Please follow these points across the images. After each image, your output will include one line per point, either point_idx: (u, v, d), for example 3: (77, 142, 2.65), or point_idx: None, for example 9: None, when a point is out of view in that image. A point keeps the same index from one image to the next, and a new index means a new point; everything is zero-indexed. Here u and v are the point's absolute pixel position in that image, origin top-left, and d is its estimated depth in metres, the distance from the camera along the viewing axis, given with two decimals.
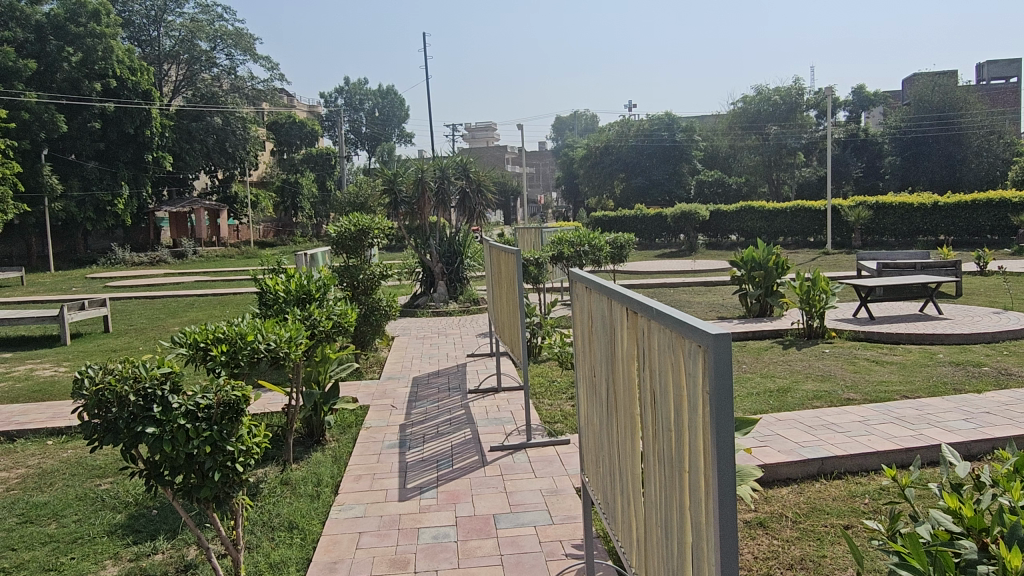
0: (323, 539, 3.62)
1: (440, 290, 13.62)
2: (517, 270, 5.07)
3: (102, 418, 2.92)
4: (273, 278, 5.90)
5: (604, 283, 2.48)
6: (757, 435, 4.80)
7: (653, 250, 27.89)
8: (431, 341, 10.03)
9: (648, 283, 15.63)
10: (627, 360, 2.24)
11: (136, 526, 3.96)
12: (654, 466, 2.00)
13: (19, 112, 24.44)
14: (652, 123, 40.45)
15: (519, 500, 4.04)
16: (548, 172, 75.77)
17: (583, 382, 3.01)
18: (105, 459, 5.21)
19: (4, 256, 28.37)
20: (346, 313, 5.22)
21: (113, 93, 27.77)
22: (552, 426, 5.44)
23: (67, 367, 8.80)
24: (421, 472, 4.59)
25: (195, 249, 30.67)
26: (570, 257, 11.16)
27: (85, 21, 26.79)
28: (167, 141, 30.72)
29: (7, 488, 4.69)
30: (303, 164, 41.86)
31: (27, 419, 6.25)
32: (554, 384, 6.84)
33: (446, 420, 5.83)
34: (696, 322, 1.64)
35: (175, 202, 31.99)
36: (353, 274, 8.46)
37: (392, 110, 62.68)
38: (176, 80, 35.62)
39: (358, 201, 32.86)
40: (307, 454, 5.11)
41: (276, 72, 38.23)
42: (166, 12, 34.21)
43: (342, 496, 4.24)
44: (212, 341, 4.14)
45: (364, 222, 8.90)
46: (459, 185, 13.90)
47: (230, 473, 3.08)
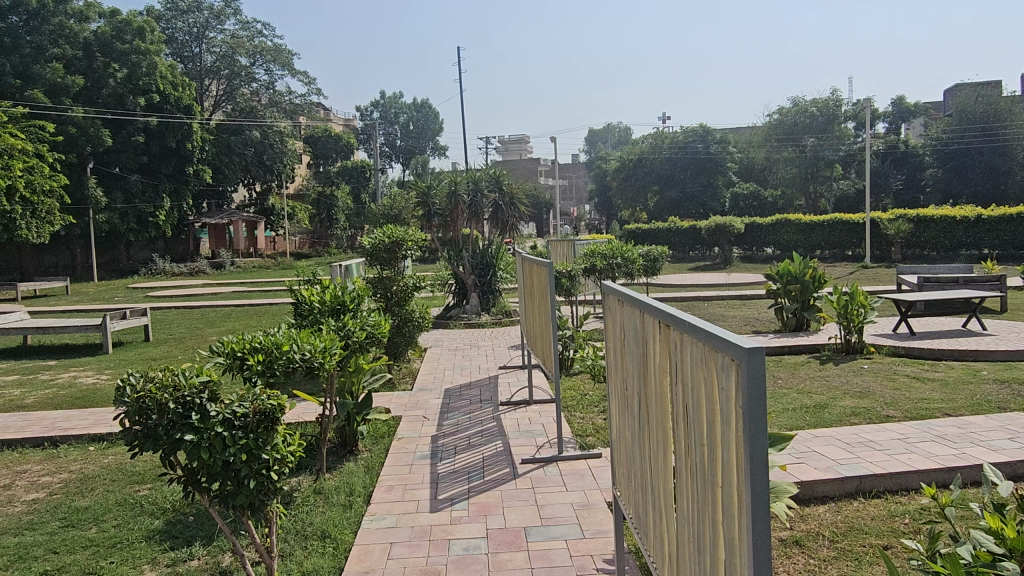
0: (355, 549, 3.64)
1: (473, 302, 13.62)
2: (550, 283, 5.02)
3: (142, 425, 2.97)
4: (308, 288, 6.00)
5: (636, 297, 2.47)
6: (793, 451, 4.73)
7: (687, 263, 27.74)
8: (463, 353, 10.05)
9: (682, 296, 15.48)
10: (659, 374, 2.22)
11: (173, 532, 4.03)
12: (686, 480, 1.98)
13: (67, 127, 25.15)
14: (686, 135, 40.01)
15: (551, 514, 4.02)
16: (581, 184, 76.23)
17: (616, 397, 2.99)
18: (144, 466, 5.31)
19: (50, 267, 29.27)
20: (379, 324, 5.29)
21: (156, 107, 28.60)
22: (584, 439, 5.42)
23: (109, 375, 9.01)
24: (452, 484, 4.59)
25: (233, 260, 31.29)
26: (603, 270, 11.12)
27: (131, 38, 27.40)
28: (207, 154, 31.54)
29: (49, 493, 4.79)
30: (338, 177, 42.72)
31: (71, 425, 6.41)
32: (587, 398, 6.79)
33: (477, 432, 5.83)
34: (730, 337, 1.63)
35: (214, 214, 32.70)
36: (386, 286, 8.52)
37: (426, 123, 63.37)
38: (217, 95, 36.55)
39: (392, 214, 33.25)
40: (339, 463, 5.16)
41: (313, 87, 39.08)
42: (208, 28, 35.09)
43: (374, 506, 4.26)
44: (249, 350, 4.20)
45: (398, 233, 8.90)
46: (492, 198, 14.00)
47: (265, 481, 3.12)
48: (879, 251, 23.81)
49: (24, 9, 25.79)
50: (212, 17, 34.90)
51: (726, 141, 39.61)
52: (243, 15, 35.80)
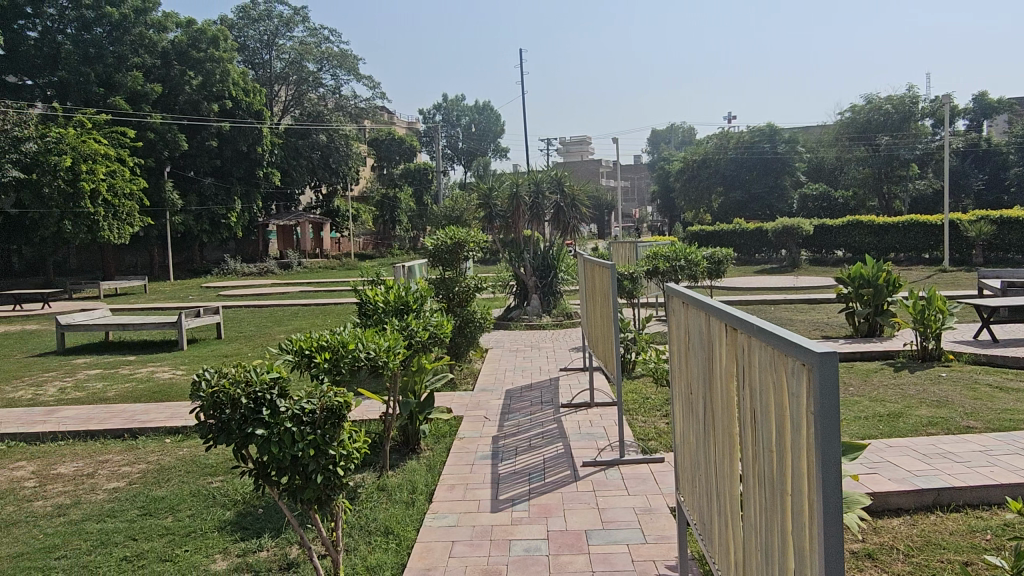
0: (417, 547, 3.69)
1: (534, 303, 13.61)
2: (612, 284, 4.95)
3: (216, 419, 3.08)
4: (373, 289, 6.11)
5: (702, 299, 2.43)
6: (866, 461, 4.57)
7: (752, 266, 27.10)
8: (524, 355, 10.06)
9: (748, 299, 15.12)
10: (726, 378, 2.18)
11: (243, 524, 4.16)
12: (754, 488, 1.94)
13: (146, 132, 26.30)
14: (752, 135, 38.95)
15: (612, 517, 3.99)
16: (644, 185, 75.60)
17: (679, 400, 2.95)
18: (217, 458, 5.50)
19: (130, 266, 30.71)
20: (441, 324, 5.36)
21: (229, 114, 29.74)
22: (646, 443, 5.35)
23: (184, 370, 9.39)
24: (514, 485, 4.61)
25: (299, 260, 32.19)
26: (666, 271, 10.79)
27: (205, 47, 28.62)
28: (277, 158, 32.77)
29: (129, 482, 5.02)
30: (402, 179, 43.50)
31: (148, 417, 6.71)
32: (649, 401, 6.70)
33: (539, 434, 5.83)
34: (801, 340, 1.59)
35: (283, 216, 33.95)
36: (449, 287, 8.60)
37: (488, 125, 63.81)
38: (286, 100, 37.60)
39: (454, 215, 33.62)
40: (402, 461, 5.23)
41: (378, 91, 39.94)
42: (278, 36, 36.11)
43: (436, 505, 4.30)
44: (316, 348, 4.27)
45: (460, 234, 8.98)
46: (554, 200, 13.99)
47: (333, 476, 3.19)
48: (959, 253, 22.76)
49: (107, 21, 26.47)
50: (281, 25, 35.98)
51: (794, 140, 38.55)
52: (311, 22, 36.77)
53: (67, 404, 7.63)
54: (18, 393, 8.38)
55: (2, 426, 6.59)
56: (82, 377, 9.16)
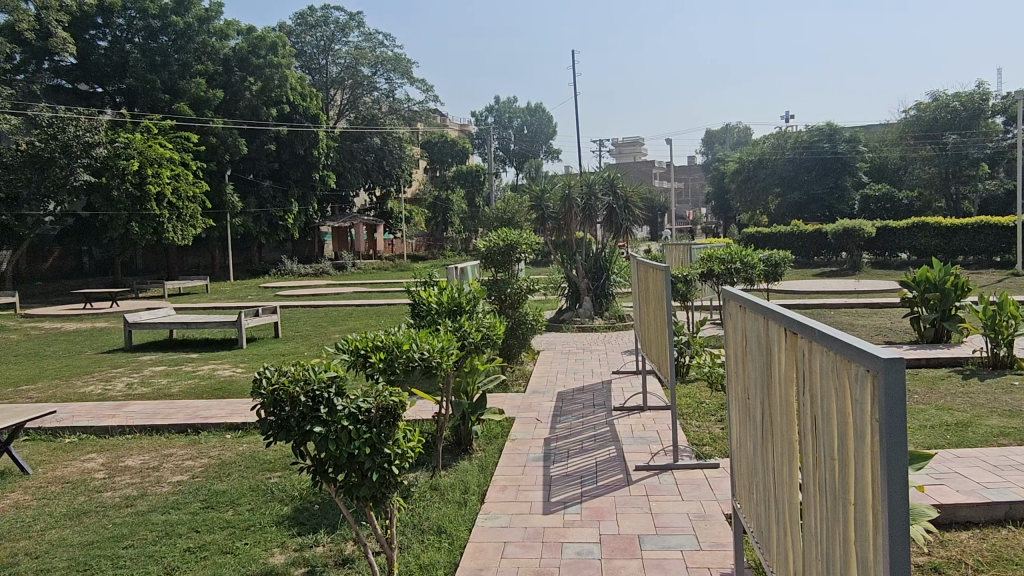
0: (470, 547, 3.72)
1: (586, 305, 13.59)
2: (667, 287, 4.87)
3: (276, 416, 3.16)
4: (426, 290, 6.18)
5: (759, 303, 2.38)
6: (932, 471, 4.40)
7: (811, 268, 26.42)
8: (575, 357, 10.01)
9: (807, 303, 14.75)
10: (785, 383, 2.13)
11: (300, 519, 4.25)
12: (814, 498, 1.89)
13: (208, 137, 27.15)
14: (811, 134, 37.87)
15: (666, 523, 3.94)
16: (698, 186, 74.72)
17: (736, 404, 2.90)
18: (275, 454, 5.64)
19: (193, 267, 31.80)
20: (494, 326, 5.38)
21: (287, 118, 30.46)
22: (700, 449, 5.27)
23: (244, 368, 9.66)
24: (566, 487, 4.60)
25: (354, 261, 32.78)
26: (720, 274, 10.66)
27: (265, 53, 29.37)
28: (332, 160, 33.53)
29: (192, 476, 5.19)
30: (454, 181, 43.89)
31: (210, 413, 6.92)
32: (703, 406, 6.60)
33: (590, 436, 5.80)
34: (865, 346, 1.54)
35: (338, 218, 34.92)
36: (501, 288, 8.66)
37: (540, 127, 63.78)
38: (341, 104, 38.30)
39: (505, 217, 33.75)
40: (455, 462, 5.28)
41: (431, 94, 40.48)
42: (334, 41, 36.82)
43: (488, 506, 4.33)
44: (371, 348, 4.34)
45: (513, 236, 9.08)
46: (606, 201, 13.84)
47: (388, 474, 3.22)
48: None
49: (173, 29, 27.17)
50: (337, 30, 36.67)
51: (855, 140, 37.35)
52: (366, 27, 37.36)
53: (134, 399, 7.92)
54: (89, 387, 8.74)
55: (74, 419, 6.89)
56: (147, 373, 9.51)
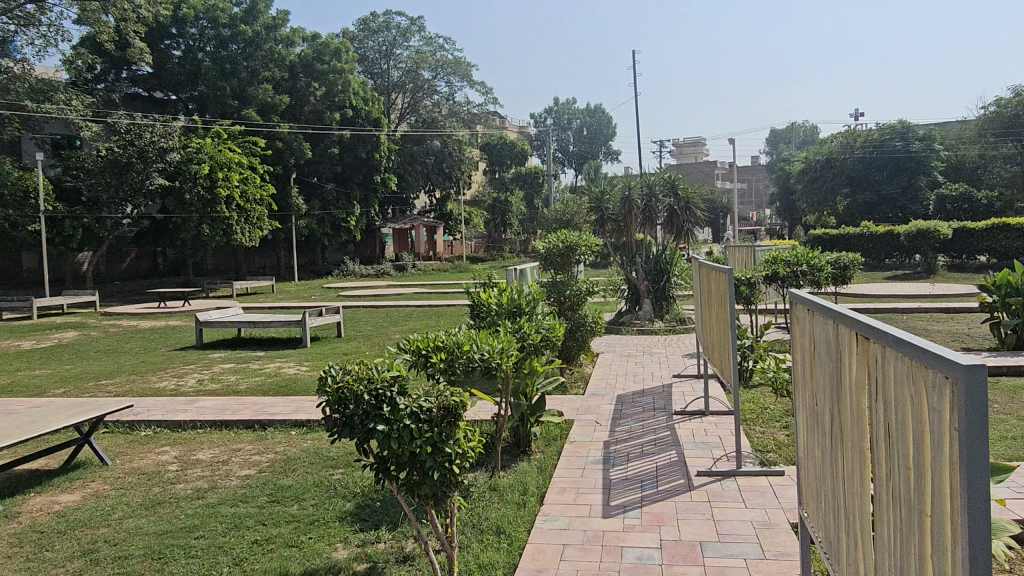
0: (529, 547, 3.73)
1: (646, 307, 13.43)
2: (730, 290, 4.77)
3: (341, 414, 3.22)
4: (486, 292, 6.22)
5: (829, 306, 2.32)
6: (1014, 485, 4.19)
7: (882, 271, 25.53)
8: (635, 360, 9.91)
9: (877, 307, 14.25)
10: (856, 389, 2.06)
11: (362, 515, 4.33)
12: (887, 507, 1.82)
13: (275, 141, 27.97)
14: (882, 133, 36.57)
15: (729, 530, 3.86)
16: (762, 187, 73.21)
17: (804, 411, 2.82)
18: (338, 452, 5.76)
19: (260, 267, 32.84)
20: (554, 327, 5.37)
21: (350, 122, 31.16)
22: (764, 455, 5.15)
23: (308, 366, 9.92)
24: (626, 491, 4.55)
25: (414, 263, 33.24)
26: (785, 277, 10.43)
27: (329, 59, 30.06)
28: (393, 163, 34.10)
29: (258, 471, 5.35)
30: (513, 183, 44.03)
31: (276, 410, 7.13)
32: (767, 411, 6.46)
33: (651, 441, 5.73)
34: (943, 352, 1.48)
35: (398, 219, 35.66)
36: (560, 290, 8.66)
37: (599, 129, 63.45)
38: (402, 108, 38.95)
39: (565, 218, 33.72)
40: (514, 463, 5.29)
41: (490, 96, 40.85)
42: (395, 46, 37.39)
43: (547, 507, 4.33)
44: (432, 349, 4.40)
45: (572, 238, 9.18)
46: (667, 203, 13.68)
47: (448, 473, 3.26)
48: None
49: (242, 37, 28.00)
50: (399, 35, 37.19)
51: (930, 138, 35.84)
52: (426, 31, 37.85)
53: (204, 394, 8.22)
54: (163, 383, 9.12)
55: (149, 413, 7.19)
56: (216, 370, 9.85)
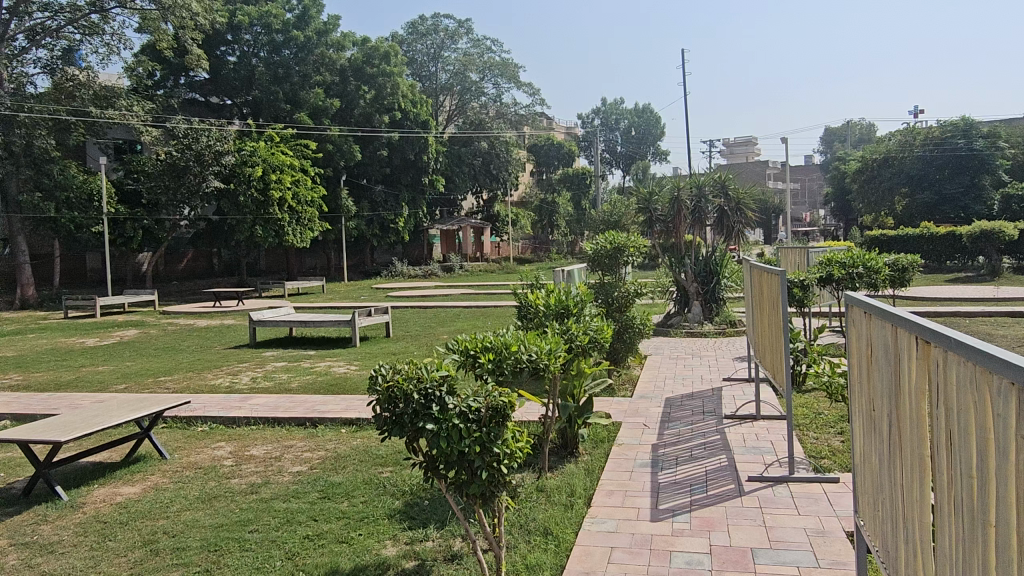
0: (577, 549, 3.72)
1: (695, 310, 13.24)
2: (783, 291, 4.66)
3: (391, 412, 3.27)
4: (534, 293, 6.23)
5: (886, 308, 2.26)
6: None
7: (942, 274, 24.67)
8: (683, 362, 9.81)
9: (937, 310, 13.79)
10: (915, 393, 2.00)
11: (411, 513, 4.38)
12: (949, 518, 1.76)
13: (325, 144, 28.50)
14: (944, 130, 35.21)
15: (781, 537, 3.78)
16: (816, 187, 71.67)
17: (859, 416, 2.75)
18: (387, 450, 5.83)
19: (311, 268, 33.55)
20: (602, 329, 5.34)
21: (398, 124, 31.57)
22: (818, 461, 5.04)
23: (358, 366, 10.09)
24: (675, 495, 4.50)
25: (461, 264, 33.46)
26: (841, 279, 10.12)
27: (378, 63, 30.43)
28: (441, 165, 34.37)
29: (310, 467, 5.45)
30: (560, 184, 43.96)
31: (327, 408, 7.26)
32: (821, 417, 6.31)
33: (700, 445, 5.66)
34: (1007, 357, 1.43)
35: (446, 221, 36.03)
36: (608, 291, 8.60)
37: (648, 128, 62.78)
38: (450, 110, 39.25)
39: (612, 219, 33.51)
40: (561, 464, 5.28)
41: (537, 98, 40.89)
42: (443, 48, 37.76)
43: (595, 509, 4.31)
44: (481, 349, 4.42)
45: (620, 240, 9.19)
46: (717, 203, 13.48)
47: (496, 473, 3.27)
48: None
49: (294, 43, 28.53)
50: (447, 38, 37.61)
51: (995, 135, 34.49)
52: (474, 33, 38.06)
53: (258, 392, 8.42)
54: (218, 380, 9.38)
55: (206, 409, 7.41)
56: (269, 368, 10.08)
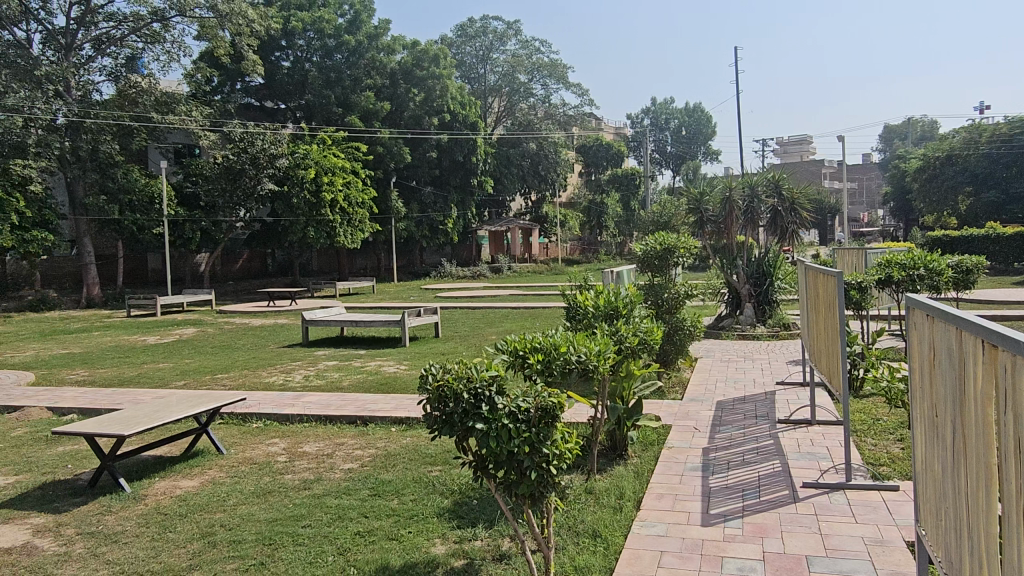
0: (626, 552, 3.69)
1: (747, 312, 12.94)
2: (839, 293, 4.53)
3: (441, 411, 3.30)
4: (583, 294, 6.21)
5: (950, 311, 2.18)
6: None
7: (1009, 276, 23.76)
8: (735, 365, 9.64)
9: (1003, 313, 13.27)
10: (982, 400, 1.93)
11: (460, 512, 4.41)
12: (1018, 531, 1.69)
13: (376, 147, 28.92)
14: (1012, 127, 34.25)
15: (837, 545, 3.69)
16: (874, 186, 69.77)
17: (920, 423, 2.66)
18: (437, 449, 5.87)
19: (362, 269, 34.10)
20: (652, 330, 5.30)
21: (448, 126, 31.86)
22: (876, 468, 4.89)
23: (407, 365, 10.21)
24: (726, 500, 4.42)
25: (510, 265, 33.59)
26: (899, 282, 9.74)
27: (428, 65, 30.72)
28: (490, 166, 34.53)
29: (361, 465, 5.54)
30: (609, 185, 43.75)
31: (377, 407, 7.36)
32: (880, 423, 6.13)
33: (753, 449, 5.55)
34: None
35: (495, 222, 36.21)
36: (658, 293, 8.50)
37: (698, 128, 61.96)
38: (499, 111, 39.40)
39: (662, 220, 33.23)
40: (610, 466, 5.25)
41: (586, 98, 40.79)
42: (492, 50, 37.95)
43: (644, 513, 4.27)
44: (530, 349, 4.43)
45: (670, 241, 9.11)
46: (770, 204, 13.21)
47: (546, 474, 3.28)
48: None
49: (345, 48, 28.95)
50: (496, 40, 37.82)
51: None
52: (523, 35, 38.15)
53: (310, 390, 8.58)
54: (272, 378, 9.59)
55: (260, 406, 7.59)
56: (321, 367, 10.26)
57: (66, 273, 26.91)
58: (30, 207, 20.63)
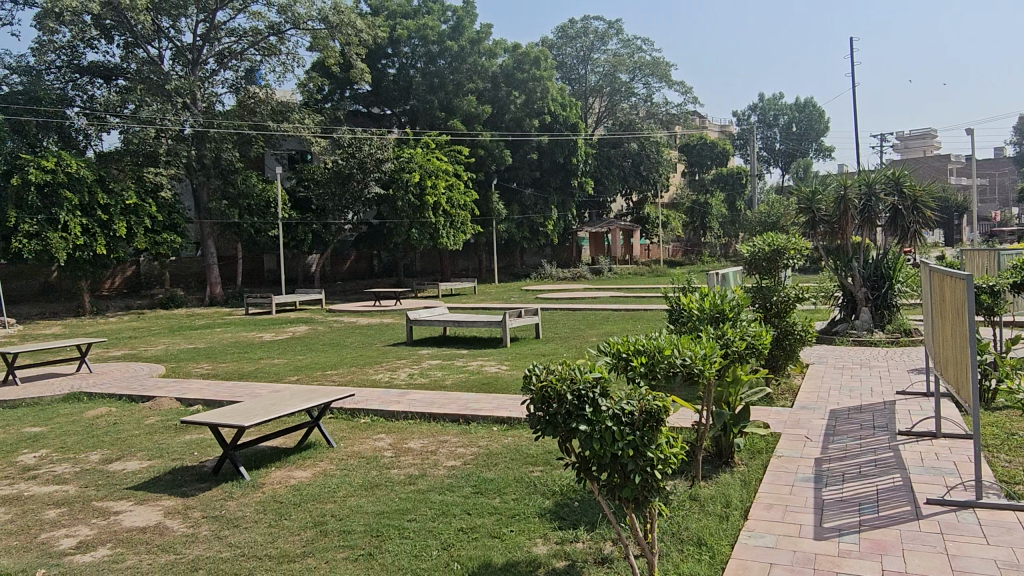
0: (733, 562, 3.59)
1: (864, 317, 12.31)
2: (969, 296, 4.22)
3: (544, 412, 3.30)
4: (687, 296, 6.06)
5: None
6: None
7: None
8: (851, 373, 9.16)
9: None
10: None
11: (561, 513, 4.42)
12: None
13: (478, 150, 29.44)
14: None
15: (966, 568, 3.44)
16: (1007, 182, 64.57)
17: None
18: (538, 450, 5.90)
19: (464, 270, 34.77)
20: (760, 334, 5.12)
21: (549, 128, 31.98)
22: (1011, 487, 4.53)
23: (508, 366, 10.32)
24: (841, 514, 4.22)
25: (610, 267, 33.39)
26: None
27: (529, 68, 31.00)
28: (590, 167, 34.32)
29: (463, 462, 5.65)
30: (713, 184, 42.62)
31: (479, 406, 7.48)
32: (1015, 438, 5.66)
33: (871, 461, 5.26)
34: None
35: (596, 223, 36.06)
36: (766, 296, 8.20)
37: (810, 124, 59.33)
38: (600, 111, 39.11)
39: (770, 221, 32.08)
40: (715, 473, 5.11)
41: (690, 96, 39.94)
42: (593, 51, 37.85)
43: (752, 522, 4.13)
44: (633, 352, 4.39)
45: (780, 242, 8.79)
46: (890, 202, 12.50)
47: (650, 478, 3.23)
48: None
49: (449, 53, 29.45)
50: (597, 39, 37.74)
51: None
52: (624, 34, 37.82)
53: (415, 388, 8.83)
54: (379, 375, 9.94)
55: (368, 402, 7.88)
56: (425, 366, 10.52)
57: (193, 273, 28.83)
58: (160, 212, 22.25)
